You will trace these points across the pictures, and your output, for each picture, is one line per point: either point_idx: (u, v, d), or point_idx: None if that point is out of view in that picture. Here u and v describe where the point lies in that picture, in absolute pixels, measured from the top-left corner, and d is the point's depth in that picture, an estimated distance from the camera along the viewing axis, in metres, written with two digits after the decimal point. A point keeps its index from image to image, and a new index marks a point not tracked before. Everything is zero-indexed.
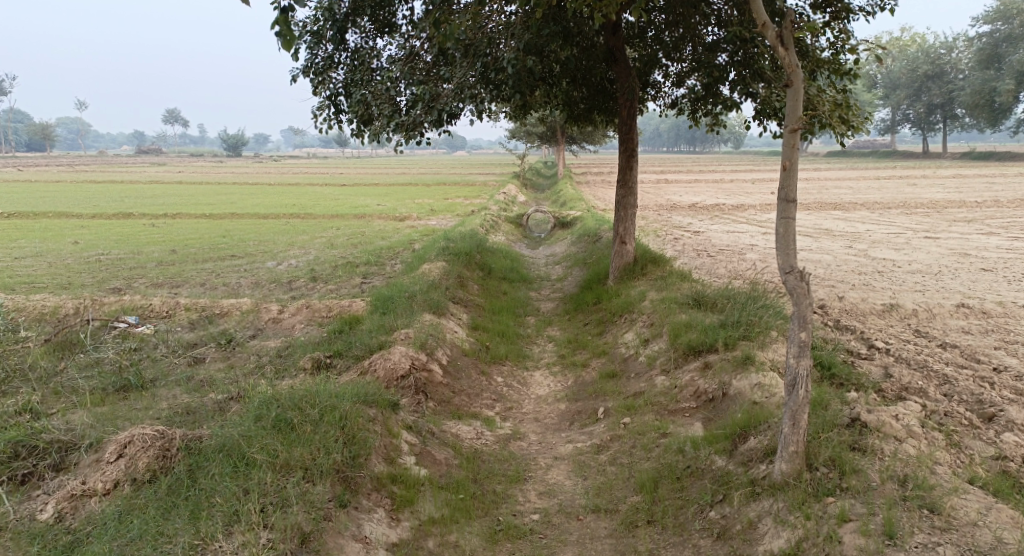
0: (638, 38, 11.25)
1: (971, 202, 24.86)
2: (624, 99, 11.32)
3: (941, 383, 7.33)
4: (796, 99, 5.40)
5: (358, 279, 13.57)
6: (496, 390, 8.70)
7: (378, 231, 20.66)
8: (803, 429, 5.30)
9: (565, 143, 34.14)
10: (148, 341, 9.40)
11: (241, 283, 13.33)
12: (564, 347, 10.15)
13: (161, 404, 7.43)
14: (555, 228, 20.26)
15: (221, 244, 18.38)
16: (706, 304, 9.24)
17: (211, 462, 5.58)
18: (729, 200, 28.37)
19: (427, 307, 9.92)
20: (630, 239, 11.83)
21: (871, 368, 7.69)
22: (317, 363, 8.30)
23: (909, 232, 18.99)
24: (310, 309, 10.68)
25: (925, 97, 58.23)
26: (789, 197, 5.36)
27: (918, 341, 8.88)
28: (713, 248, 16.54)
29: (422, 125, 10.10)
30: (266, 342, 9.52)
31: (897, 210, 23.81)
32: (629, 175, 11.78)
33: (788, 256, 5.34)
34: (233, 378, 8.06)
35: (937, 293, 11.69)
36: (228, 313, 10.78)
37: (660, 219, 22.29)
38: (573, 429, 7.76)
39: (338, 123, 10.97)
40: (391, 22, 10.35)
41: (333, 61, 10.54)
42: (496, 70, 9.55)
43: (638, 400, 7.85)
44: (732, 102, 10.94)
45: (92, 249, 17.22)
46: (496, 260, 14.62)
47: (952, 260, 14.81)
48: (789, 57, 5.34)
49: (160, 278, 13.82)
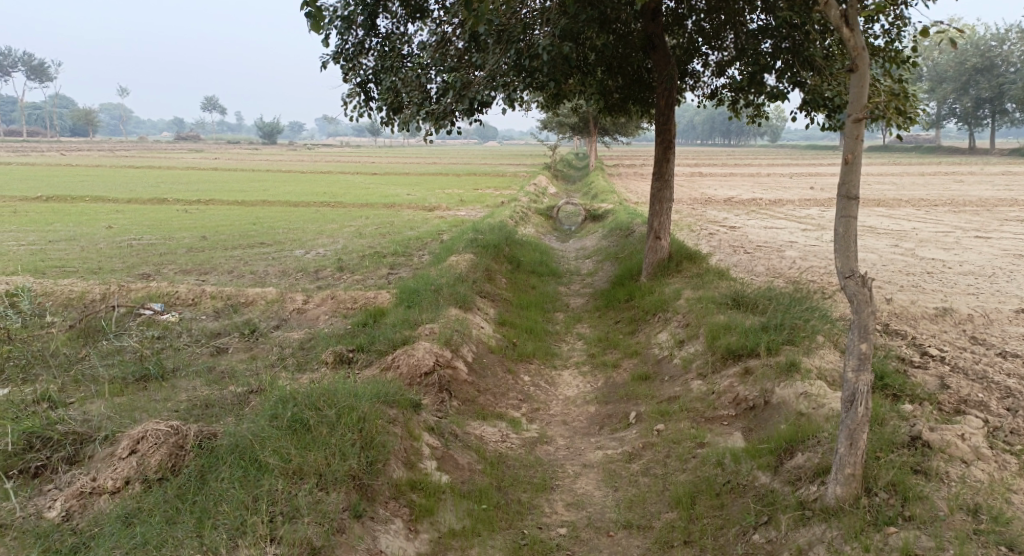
0: (678, 26, 10.78)
1: (1022, 201, 23.90)
2: (662, 89, 10.84)
3: (1003, 396, 6.86)
4: (862, 85, 4.95)
5: (385, 270, 13.32)
6: (523, 390, 8.34)
7: (407, 221, 20.38)
8: (862, 450, 4.87)
9: (599, 133, 33.64)
10: (172, 330, 9.19)
11: (268, 271, 13.12)
12: (594, 345, 9.75)
13: (179, 396, 7.18)
14: (587, 220, 19.83)
15: (251, 231, 18.24)
16: (746, 305, 8.78)
17: (223, 464, 5.30)
18: (766, 194, 27.68)
19: (453, 301, 9.58)
20: (665, 235, 11.35)
21: (925, 378, 7.25)
22: (340, 357, 8.01)
23: (957, 231, 18.20)
24: (336, 301, 10.40)
25: (972, 92, 56.59)
26: (852, 193, 4.96)
27: (974, 349, 8.36)
28: (751, 244, 15.96)
29: (453, 114, 9.63)
30: (289, 333, 9.24)
31: (944, 208, 22.95)
32: (665, 167, 11.28)
33: (848, 260, 4.92)
34: (254, 371, 7.80)
35: (993, 297, 11.06)
36: (253, 302, 10.53)
37: (695, 214, 21.68)
38: (603, 434, 7.37)
39: (368, 111, 10.65)
40: (422, 7, 9.98)
41: (364, 47, 10.19)
42: (530, 57, 9.10)
43: (673, 405, 7.43)
44: (777, 92, 10.38)
45: (124, 234, 17.18)
46: (526, 253, 14.23)
47: (1006, 262, 14.08)
48: (855, 38, 4.90)
49: (188, 264, 13.67)
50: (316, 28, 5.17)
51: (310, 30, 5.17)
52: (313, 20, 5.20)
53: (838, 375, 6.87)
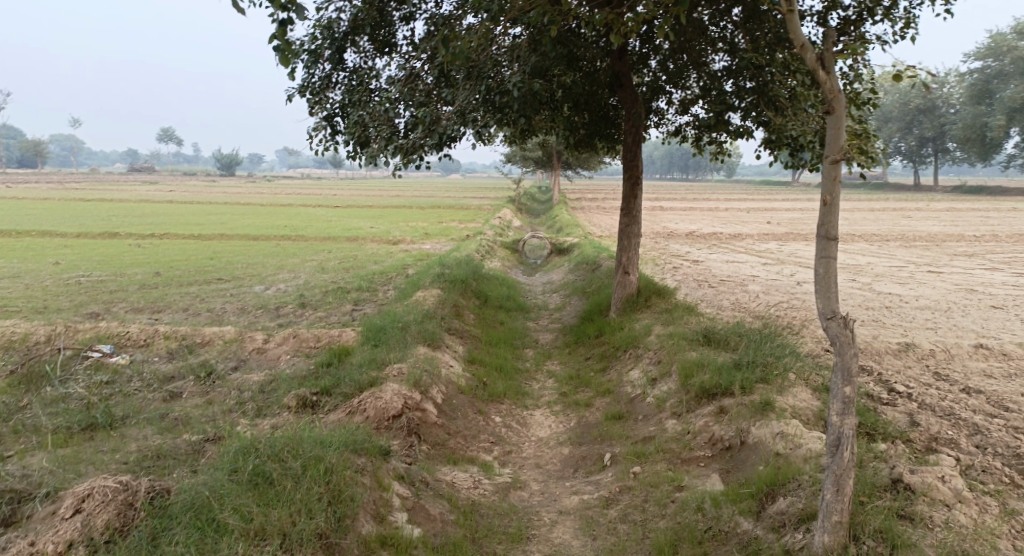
0: (643, 65, 10.84)
1: (969, 236, 24.63)
2: (629, 127, 10.87)
3: (973, 433, 6.86)
4: (838, 128, 4.95)
5: (349, 306, 13.02)
6: (495, 431, 8.11)
7: (370, 255, 20.09)
8: (848, 496, 4.83)
9: (561, 167, 33.84)
10: (122, 374, 8.79)
11: (225, 309, 12.72)
12: (565, 384, 9.58)
13: (130, 446, 6.80)
14: (552, 255, 19.77)
15: (208, 266, 17.75)
16: (717, 341, 8.69)
17: (177, 524, 4.99)
18: (726, 229, 28.06)
19: (421, 340, 9.33)
20: (633, 270, 11.27)
21: (895, 415, 7.23)
22: (303, 401, 7.69)
23: (911, 266, 18.58)
24: (298, 339, 10.07)
25: (917, 130, 58.71)
26: (831, 234, 4.94)
27: (940, 385, 8.39)
28: (716, 278, 16.04)
29: (421, 148, 9.48)
30: (248, 375, 8.89)
31: (896, 242, 23.49)
32: (634, 203, 11.26)
33: (830, 301, 4.89)
34: (210, 418, 7.45)
35: (951, 332, 11.21)
36: (210, 342, 10.14)
37: (658, 247, 21.81)
38: (577, 477, 7.18)
39: (335, 145, 10.46)
40: (390, 42, 9.90)
41: (330, 81, 10.04)
42: (500, 93, 9.03)
43: (649, 446, 7.27)
44: (742, 130, 10.46)
45: (73, 271, 16.58)
46: (493, 288, 14.05)
47: (959, 296, 14.37)
48: (831, 81, 4.91)
49: (141, 302, 13.18)
50: (285, 62, 5.02)
51: (280, 65, 5.01)
52: (281, 55, 5.04)
53: (813, 413, 6.80)
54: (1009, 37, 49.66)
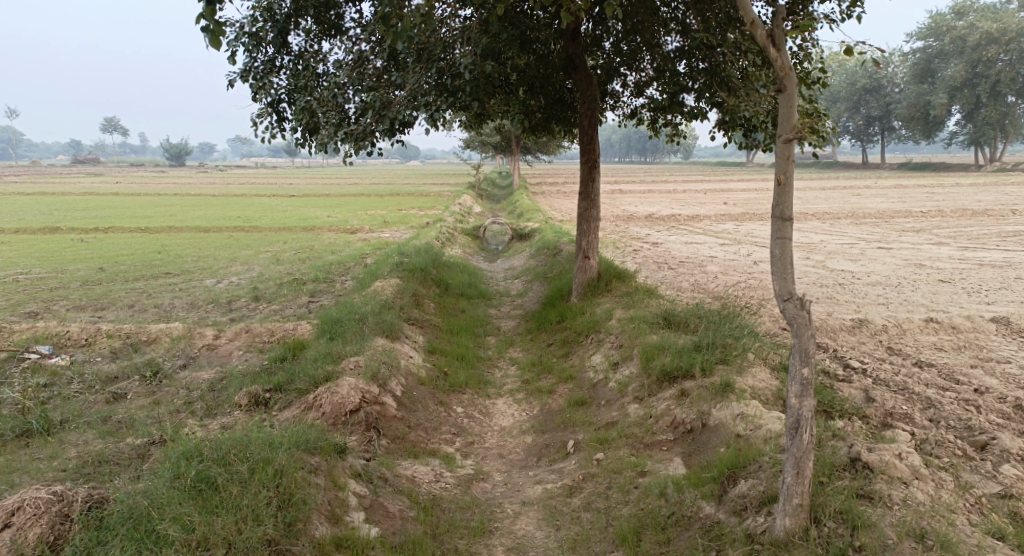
0: (596, 47, 10.74)
1: (916, 212, 25.22)
2: (585, 109, 10.75)
3: (927, 407, 6.97)
4: (790, 106, 4.92)
5: (305, 298, 12.75)
6: (456, 422, 8.00)
7: (327, 244, 19.74)
8: (808, 478, 4.86)
9: (518, 152, 33.67)
10: (61, 376, 8.47)
11: (174, 305, 12.36)
12: (528, 370, 9.49)
13: (69, 452, 6.54)
14: (513, 240, 19.66)
15: (156, 260, 17.24)
16: (677, 323, 8.68)
17: (113, 537, 4.84)
18: (683, 210, 28.27)
19: (379, 331, 9.15)
20: (593, 254, 11.20)
21: (852, 392, 7.31)
22: (255, 399, 7.50)
23: (862, 243, 18.92)
24: (250, 334, 9.82)
25: (864, 110, 59.93)
26: (785, 214, 4.93)
27: (893, 360, 8.51)
28: (674, 260, 16.11)
29: (373, 134, 9.26)
30: (198, 373, 8.63)
31: (848, 220, 23.93)
32: (591, 186, 11.16)
33: (786, 282, 4.88)
34: (156, 419, 7.22)
35: (902, 307, 11.41)
36: (156, 340, 9.82)
37: (617, 230, 21.84)
38: (540, 466, 7.10)
39: (282, 131, 10.18)
40: (338, 24, 9.65)
41: (275, 65, 9.76)
42: (452, 76, 8.82)
43: (611, 432, 7.23)
44: (697, 111, 10.42)
45: (11, 268, 15.97)
46: (453, 275, 13.89)
47: (909, 271, 14.65)
48: (782, 59, 4.89)
49: (84, 300, 12.74)
50: (215, 43, 4.86)
51: (210, 45, 4.85)
52: (211, 35, 4.89)
53: (772, 393, 6.84)
54: (949, 17, 50.85)
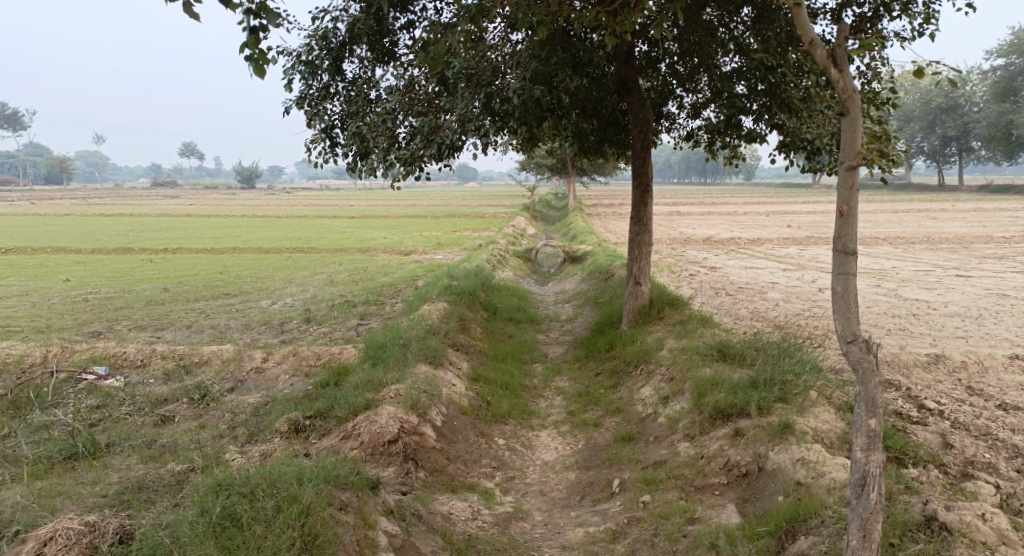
0: (651, 69, 10.45)
1: (997, 237, 23.89)
2: (638, 132, 10.41)
3: (1012, 457, 6.37)
4: (854, 130, 4.55)
5: (354, 321, 12.67)
6: (498, 456, 7.69)
7: (382, 266, 19.80)
8: (875, 542, 4.43)
9: (576, 173, 33.44)
10: (113, 397, 8.49)
11: (229, 326, 12.43)
12: (574, 401, 9.13)
13: (111, 477, 6.47)
14: (567, 263, 19.34)
15: (216, 281, 17.50)
16: (732, 357, 8.21)
17: None
18: (745, 233, 27.51)
19: (423, 357, 8.93)
20: (645, 280, 10.79)
21: (926, 437, 6.74)
22: (295, 426, 7.34)
23: (937, 270, 17.95)
24: (297, 357, 9.69)
25: (939, 130, 57.76)
26: (848, 247, 4.52)
27: (972, 401, 7.87)
28: (733, 286, 15.54)
29: (422, 159, 9.05)
30: (244, 397, 8.54)
31: (922, 245, 22.82)
32: (644, 211, 10.74)
33: (850, 322, 4.46)
34: (198, 444, 7.12)
35: (982, 341, 10.64)
36: (207, 362, 9.81)
37: (674, 253, 21.30)
38: (584, 506, 6.72)
39: (334, 156, 10.15)
40: (390, 51, 9.56)
41: (328, 91, 9.72)
42: (502, 100, 8.58)
43: (660, 472, 6.82)
44: (756, 133, 9.98)
45: (80, 287, 16.41)
46: (503, 299, 13.65)
47: (989, 302, 13.74)
48: (844, 80, 4.53)
49: (144, 320, 12.93)
50: (260, 71, 4.67)
51: (254, 74, 4.67)
52: (256, 64, 4.73)
53: (836, 437, 6.35)
54: None
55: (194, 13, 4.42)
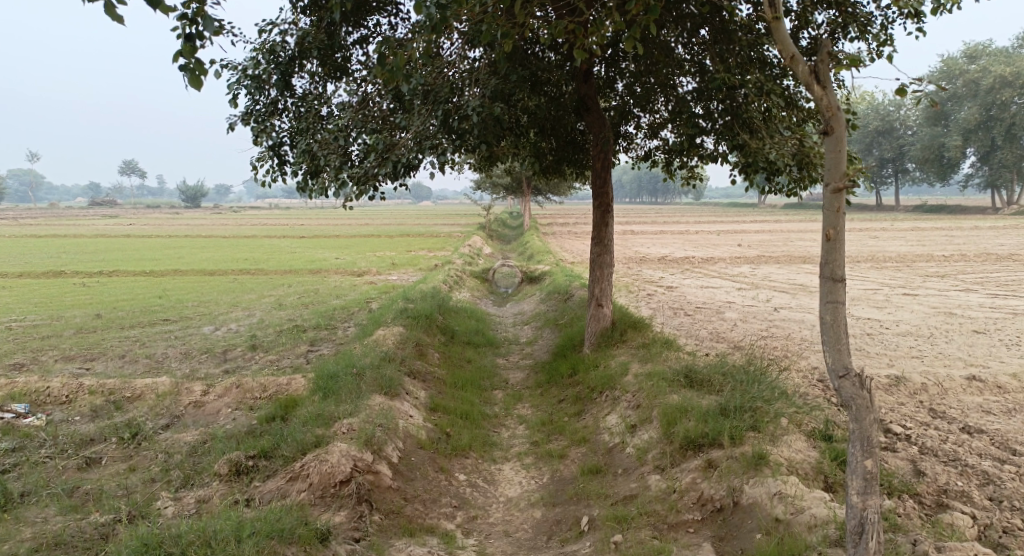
0: (609, 89, 10.25)
1: (938, 256, 24.46)
2: (598, 152, 10.13)
3: (985, 484, 6.20)
4: (838, 151, 4.32)
5: (303, 348, 12.07)
6: (458, 493, 7.25)
7: (333, 288, 19.20)
8: None
9: (528, 193, 33.30)
10: (33, 439, 7.78)
11: (166, 355, 11.71)
12: (537, 430, 8.74)
13: (24, 532, 5.84)
14: (523, 283, 19.03)
15: (155, 306, 16.66)
16: (700, 382, 7.93)
17: None
18: (697, 252, 27.68)
19: (377, 388, 8.43)
20: (606, 302, 10.51)
21: (898, 463, 6.55)
22: (236, 468, 6.78)
23: (886, 288, 18.16)
24: (241, 390, 9.08)
25: (876, 152, 59.62)
26: (836, 274, 4.37)
27: (938, 423, 7.74)
28: (691, 306, 15.40)
29: (376, 178, 8.57)
30: (180, 434, 7.93)
31: (868, 264, 23.18)
32: (605, 231, 10.42)
33: (841, 356, 4.39)
34: (126, 491, 6.52)
35: (938, 361, 10.63)
36: (141, 396, 9.13)
37: (630, 273, 21.19)
38: (551, 548, 6.33)
39: (282, 175, 9.65)
40: (342, 66, 9.13)
41: (276, 107, 9.24)
42: (459, 117, 8.17)
43: (630, 508, 6.46)
44: (716, 153, 9.81)
45: (6, 315, 15.42)
46: (460, 321, 13.22)
47: (939, 320, 13.87)
48: (828, 97, 4.30)
49: (73, 350, 12.12)
50: (195, 82, 4.27)
51: (189, 84, 4.26)
52: (189, 75, 4.29)
53: (811, 467, 6.09)
54: (960, 61, 50.75)
55: (116, 17, 4.22)
